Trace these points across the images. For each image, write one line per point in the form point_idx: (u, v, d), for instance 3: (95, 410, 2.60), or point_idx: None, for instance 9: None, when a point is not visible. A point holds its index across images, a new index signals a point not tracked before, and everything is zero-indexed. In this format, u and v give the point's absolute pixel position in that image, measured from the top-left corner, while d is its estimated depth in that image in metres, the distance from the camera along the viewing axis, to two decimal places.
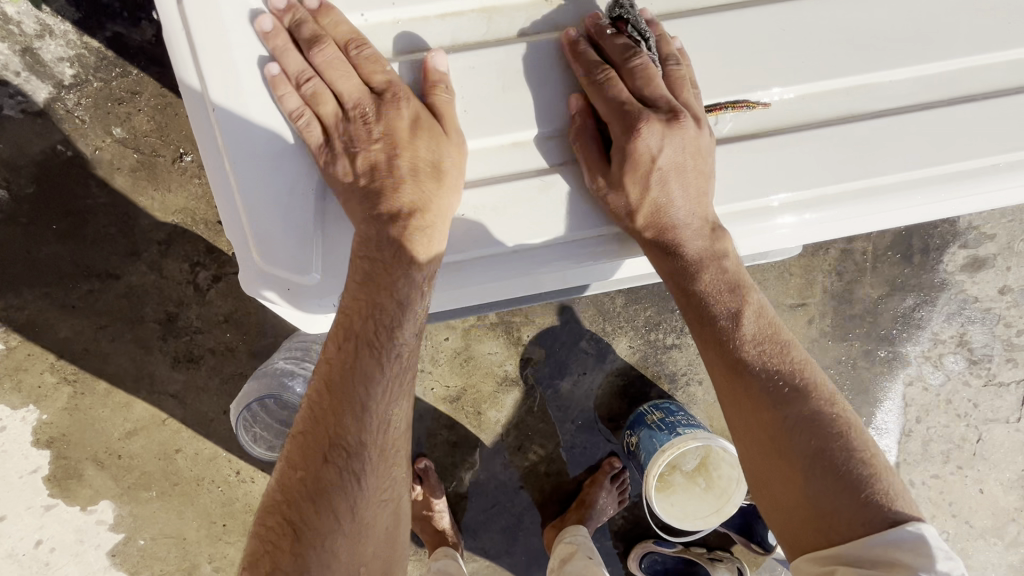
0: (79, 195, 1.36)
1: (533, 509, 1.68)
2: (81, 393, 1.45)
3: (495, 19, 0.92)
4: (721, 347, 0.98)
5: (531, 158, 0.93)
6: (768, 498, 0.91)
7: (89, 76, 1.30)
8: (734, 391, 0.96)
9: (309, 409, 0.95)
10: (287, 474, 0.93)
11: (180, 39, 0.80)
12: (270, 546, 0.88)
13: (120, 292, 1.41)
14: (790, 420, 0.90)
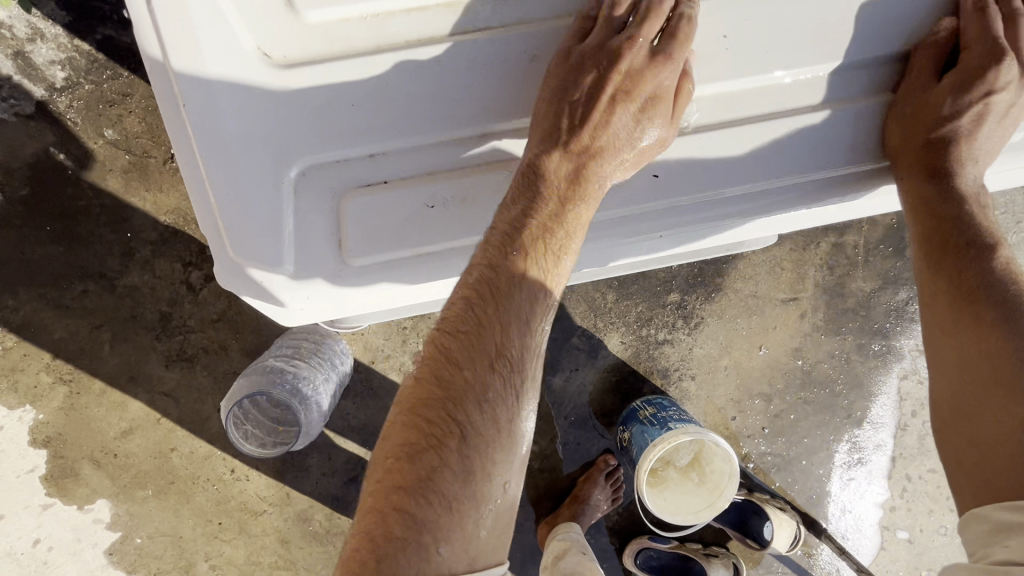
0: (72, 197, 1.37)
1: (527, 505, 1.68)
2: (77, 393, 1.46)
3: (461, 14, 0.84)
4: (955, 276, 0.93)
5: (499, 151, 0.89)
6: (971, 437, 0.85)
7: (81, 79, 1.32)
8: (969, 321, 0.90)
9: (463, 313, 0.84)
10: (425, 381, 0.82)
11: (148, 30, 0.78)
12: (386, 487, 0.77)
13: (113, 292, 1.43)
14: (1022, 351, 0.83)
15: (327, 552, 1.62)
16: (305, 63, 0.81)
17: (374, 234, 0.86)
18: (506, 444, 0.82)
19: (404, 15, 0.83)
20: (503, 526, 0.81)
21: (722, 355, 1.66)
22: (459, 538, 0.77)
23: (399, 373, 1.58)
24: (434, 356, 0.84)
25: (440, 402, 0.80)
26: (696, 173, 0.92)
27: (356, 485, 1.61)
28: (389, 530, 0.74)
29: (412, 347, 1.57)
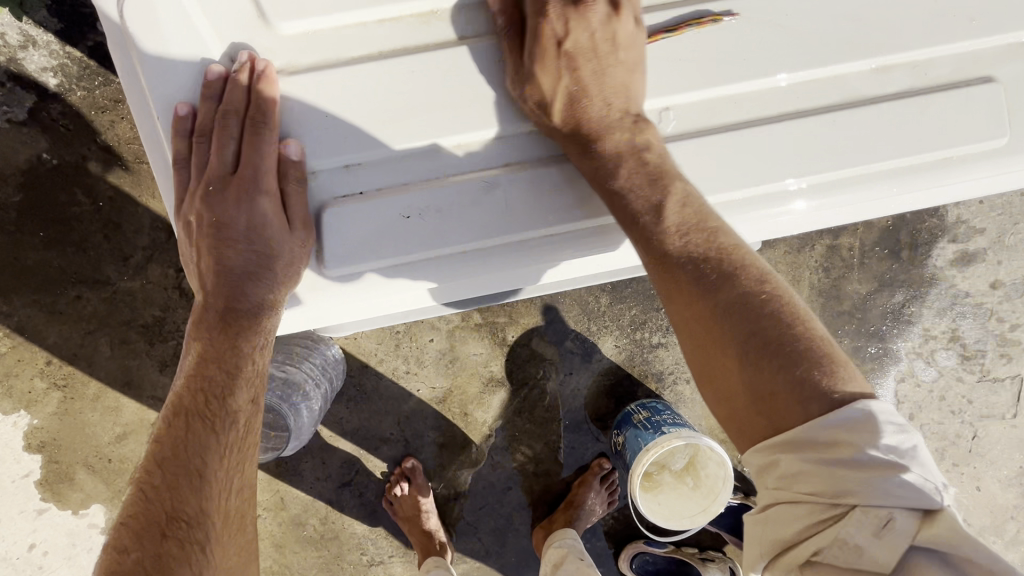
0: (65, 203, 1.38)
1: (523, 510, 1.67)
2: (71, 398, 1.47)
3: (433, 23, 0.84)
4: (648, 239, 0.84)
5: (477, 157, 0.86)
6: (724, 402, 0.76)
7: (72, 85, 1.32)
8: (669, 283, 0.83)
9: (193, 389, 0.90)
10: (156, 452, 0.87)
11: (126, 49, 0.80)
12: (151, 514, 0.82)
13: (106, 297, 1.43)
14: (723, 303, 0.78)
15: (322, 556, 1.63)
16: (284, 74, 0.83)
17: (353, 246, 0.84)
18: (242, 447, 0.91)
19: (377, 25, 0.83)
20: (248, 513, 0.90)
21: None
22: (226, 528, 0.86)
23: (392, 377, 1.57)
24: (187, 375, 0.92)
25: (187, 416, 0.89)
26: (677, 177, 0.87)
27: (350, 489, 1.62)
28: (163, 531, 0.81)
29: (405, 351, 1.57)
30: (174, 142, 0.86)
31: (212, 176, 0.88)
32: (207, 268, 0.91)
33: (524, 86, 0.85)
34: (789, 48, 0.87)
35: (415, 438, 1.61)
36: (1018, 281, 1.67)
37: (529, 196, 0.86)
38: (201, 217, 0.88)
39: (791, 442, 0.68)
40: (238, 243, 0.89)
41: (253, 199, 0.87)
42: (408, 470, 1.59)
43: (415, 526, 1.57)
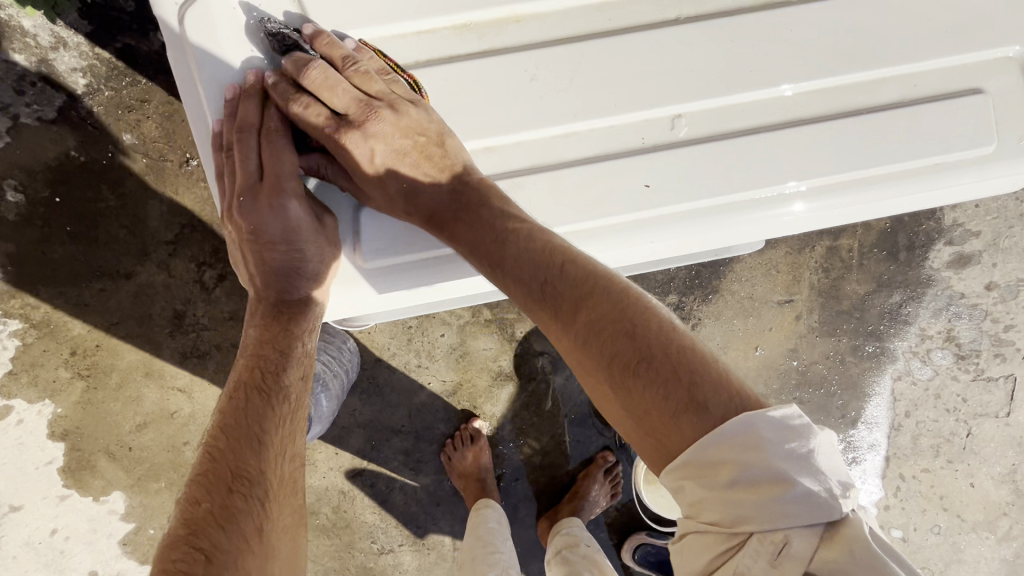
0: (92, 199, 1.43)
1: (529, 501, 1.72)
2: (94, 387, 1.52)
3: (467, 35, 0.91)
4: (521, 279, 0.87)
5: (502, 161, 0.93)
6: (611, 415, 0.79)
7: (101, 85, 1.37)
8: (541, 322, 0.86)
9: (254, 365, 0.94)
10: (220, 420, 0.89)
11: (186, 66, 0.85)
12: (216, 474, 0.84)
13: (129, 290, 1.48)
14: (588, 330, 0.80)
15: (334, 544, 1.68)
16: None
17: (387, 240, 0.91)
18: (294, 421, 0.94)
19: (416, 37, 0.90)
20: (301, 480, 0.92)
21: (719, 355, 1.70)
22: (283, 488, 0.87)
23: (404, 371, 1.62)
24: (243, 356, 0.96)
25: (245, 389, 0.92)
26: (687, 179, 0.91)
27: (362, 480, 1.66)
28: (228, 486, 0.83)
29: (417, 346, 1.62)
30: (215, 156, 0.90)
31: (243, 185, 0.88)
32: (256, 263, 0.95)
33: (554, 91, 0.90)
34: (792, 58, 0.93)
35: (425, 430, 1.67)
36: (1013, 283, 1.71)
37: (554, 192, 0.91)
38: (240, 222, 0.90)
39: (693, 467, 0.68)
40: (277, 244, 0.91)
41: (283, 203, 0.87)
42: (473, 432, 1.64)
43: (473, 484, 1.61)
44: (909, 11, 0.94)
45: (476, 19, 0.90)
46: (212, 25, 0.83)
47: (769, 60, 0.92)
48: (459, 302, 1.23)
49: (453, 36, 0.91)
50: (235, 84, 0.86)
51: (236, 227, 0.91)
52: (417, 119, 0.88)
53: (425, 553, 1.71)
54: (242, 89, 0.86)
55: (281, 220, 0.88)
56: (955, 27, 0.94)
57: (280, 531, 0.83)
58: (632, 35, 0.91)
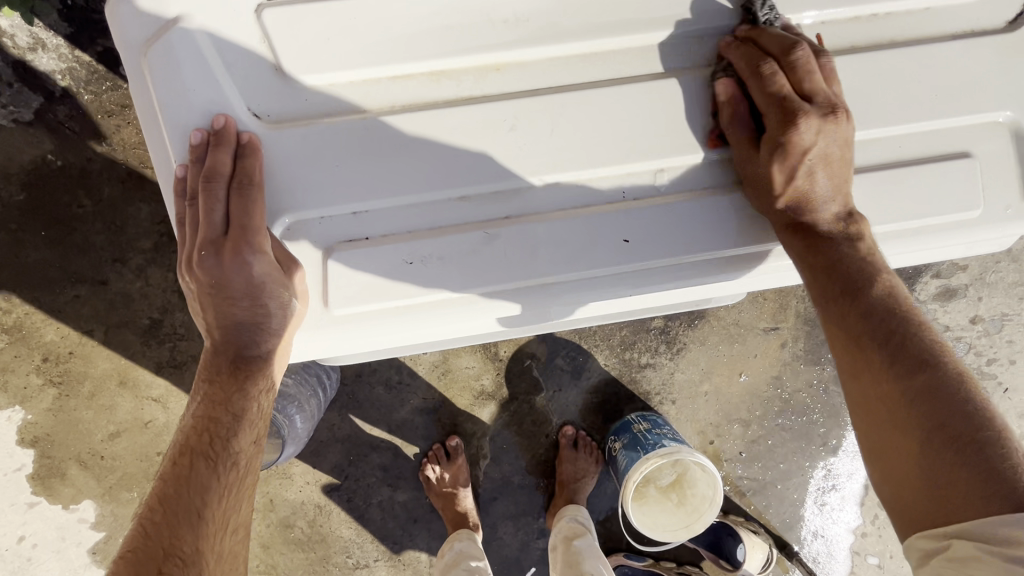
0: (68, 204, 1.39)
1: (507, 520, 1.71)
2: (66, 395, 1.49)
3: (442, 81, 0.88)
4: (864, 317, 0.88)
5: (478, 210, 0.90)
6: (890, 468, 0.81)
7: (80, 89, 1.34)
8: (863, 361, 0.86)
9: (200, 428, 0.90)
10: (159, 492, 0.86)
11: (153, 113, 0.85)
12: (147, 552, 0.79)
13: (104, 298, 1.45)
14: (930, 388, 0.80)
15: (308, 557, 1.66)
16: (290, 124, 0.86)
17: (354, 289, 0.87)
18: (239, 489, 0.91)
19: (390, 82, 0.87)
20: (239, 556, 0.89)
21: (703, 380, 1.69)
22: (220, 566, 0.84)
23: (385, 387, 1.60)
24: (194, 417, 0.92)
25: (192, 455, 0.88)
26: (660, 239, 0.91)
27: (338, 494, 1.64)
28: (158, 566, 0.78)
29: (399, 362, 1.60)
30: (177, 205, 0.88)
31: (205, 239, 0.85)
32: (213, 318, 0.91)
33: (536, 140, 0.89)
34: (780, 106, 0.91)
35: (405, 447, 1.65)
36: (997, 318, 1.72)
37: (524, 248, 0.90)
38: (200, 277, 0.86)
39: (968, 532, 0.69)
40: (238, 300, 0.87)
41: (246, 258, 0.83)
42: (451, 449, 1.63)
43: (450, 504, 1.61)
44: (901, 60, 0.92)
45: (454, 66, 0.87)
46: (179, 74, 0.82)
47: (757, 106, 0.91)
48: (434, 345, 1.21)
49: (428, 83, 0.88)
50: (202, 128, 0.85)
51: (195, 281, 0.88)
52: (844, 133, 0.88)
53: (400, 569, 1.69)
54: (209, 134, 0.84)
55: (242, 276, 0.84)
56: (946, 79, 0.93)
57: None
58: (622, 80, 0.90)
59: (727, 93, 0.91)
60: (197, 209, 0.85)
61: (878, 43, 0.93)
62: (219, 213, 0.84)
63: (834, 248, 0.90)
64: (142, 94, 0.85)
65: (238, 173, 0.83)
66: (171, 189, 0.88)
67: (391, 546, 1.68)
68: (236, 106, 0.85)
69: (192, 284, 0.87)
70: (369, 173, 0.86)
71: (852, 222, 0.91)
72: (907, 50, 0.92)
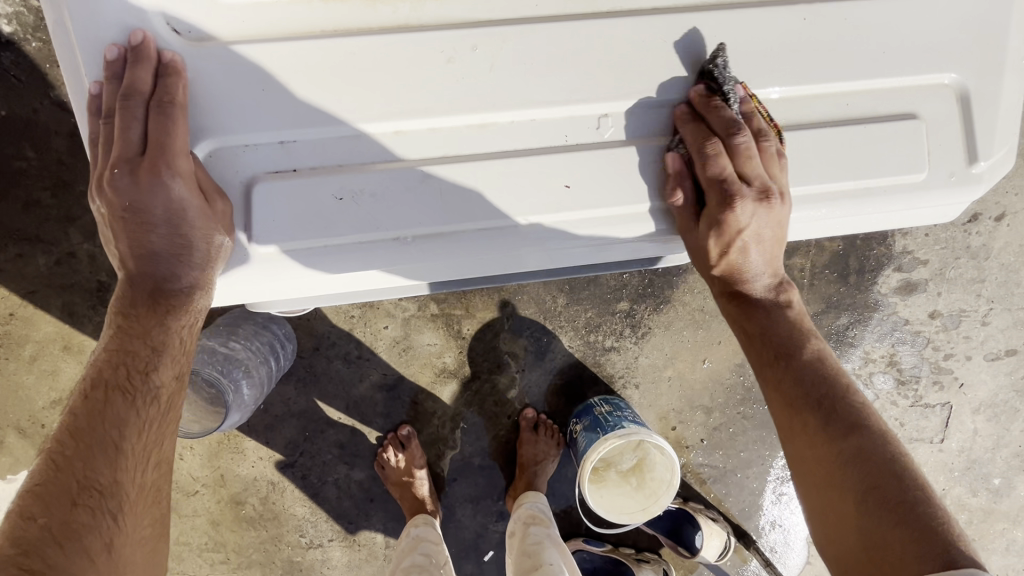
0: (12, 156, 1.33)
1: (465, 502, 1.69)
2: (6, 358, 1.43)
3: (377, 6, 0.85)
4: (799, 383, 0.95)
5: (425, 145, 0.88)
6: (839, 533, 0.84)
7: (28, 36, 1.27)
8: (801, 425, 0.93)
9: (116, 361, 0.85)
10: (67, 427, 0.80)
11: (64, 28, 0.81)
12: (56, 487, 0.75)
13: (48, 258, 1.38)
14: (847, 453, 0.87)
15: (260, 536, 1.62)
16: (214, 42, 0.83)
17: (279, 223, 0.85)
18: (161, 424, 0.87)
19: (322, 6, 0.84)
20: (163, 490, 0.86)
21: (666, 365, 1.69)
22: (139, 501, 0.81)
23: (344, 361, 1.57)
24: (106, 351, 0.86)
25: (106, 388, 0.83)
26: (609, 187, 0.91)
27: (292, 471, 1.60)
28: (71, 499, 0.74)
29: (359, 336, 1.56)
30: (91, 122, 0.84)
31: (120, 157, 0.81)
32: (130, 243, 0.86)
33: (480, 72, 0.87)
34: (738, 72, 0.92)
35: (362, 424, 1.61)
36: (955, 314, 1.74)
37: (463, 189, 0.87)
38: (113, 200, 0.82)
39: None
40: (157, 227, 0.84)
41: (164, 181, 0.80)
42: (403, 438, 1.59)
43: (407, 491, 1.58)
44: (857, 27, 0.93)
45: None
46: None
47: (716, 71, 0.91)
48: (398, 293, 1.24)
49: (361, 9, 0.85)
50: (119, 44, 0.81)
51: (106, 203, 0.83)
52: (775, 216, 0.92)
53: (355, 550, 1.66)
54: (126, 49, 0.81)
55: (158, 198, 0.81)
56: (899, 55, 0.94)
57: (134, 547, 0.78)
58: (581, 29, 0.88)
59: (688, 59, 0.90)
60: (112, 127, 0.82)
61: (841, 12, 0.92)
62: (137, 131, 0.81)
63: (766, 309, 1.02)
64: (53, 8, 0.81)
65: (158, 91, 0.80)
66: (85, 105, 0.85)
67: (345, 526, 1.65)
68: (156, 21, 0.81)
69: (104, 207, 0.83)
70: (297, 99, 0.84)
71: (783, 291, 1.03)
72: (865, 14, 0.92)
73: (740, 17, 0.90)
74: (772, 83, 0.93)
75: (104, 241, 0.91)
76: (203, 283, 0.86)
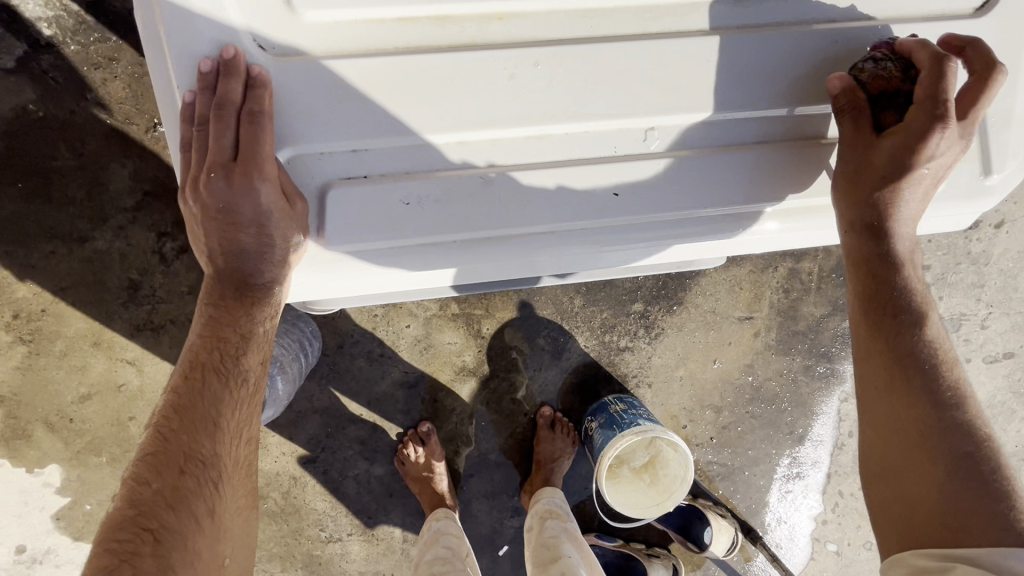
0: (48, 156, 1.36)
1: (482, 497, 1.73)
2: (36, 353, 1.45)
3: (447, 26, 0.88)
4: (914, 346, 0.93)
5: (478, 155, 0.91)
6: (914, 494, 0.87)
7: (67, 38, 1.30)
8: (901, 385, 0.92)
9: (210, 345, 0.92)
10: (172, 403, 0.88)
11: (157, 44, 0.86)
12: (167, 454, 0.83)
13: (81, 255, 1.41)
14: (946, 424, 0.88)
15: (280, 529, 1.66)
16: (295, 57, 0.85)
17: (352, 228, 0.89)
18: (250, 405, 0.94)
19: (395, 23, 0.86)
20: (252, 464, 0.94)
21: (678, 365, 1.74)
22: (235, 473, 0.89)
23: (366, 359, 1.61)
24: (200, 335, 0.93)
25: (203, 370, 0.90)
26: (648, 195, 0.96)
27: (313, 466, 1.64)
28: (181, 468, 0.82)
29: (382, 335, 1.60)
30: (183, 127, 0.88)
31: (214, 162, 0.85)
32: (220, 242, 0.91)
33: (538, 89, 0.90)
34: (765, 87, 0.96)
35: (383, 421, 1.65)
36: (955, 317, 1.81)
37: (520, 197, 0.93)
38: (207, 202, 0.86)
39: (987, 564, 0.76)
40: (245, 227, 0.88)
41: (254, 185, 0.84)
42: (423, 434, 1.63)
43: (427, 487, 1.62)
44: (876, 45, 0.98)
45: (458, 12, 0.87)
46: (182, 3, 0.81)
47: (742, 93, 0.96)
48: (422, 293, 1.31)
49: (432, 27, 0.87)
50: (212, 57, 0.84)
51: (199, 206, 0.87)
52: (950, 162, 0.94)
53: (373, 544, 1.70)
54: (219, 63, 0.83)
55: (249, 201, 0.85)
56: None
57: (231, 514, 0.86)
58: (619, 45, 0.91)
59: (721, 73, 0.95)
60: (206, 133, 0.86)
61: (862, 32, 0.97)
62: (229, 138, 0.85)
63: (896, 261, 0.97)
64: (149, 26, 0.86)
65: (249, 101, 0.83)
66: (177, 112, 0.88)
67: (364, 521, 1.68)
68: (243, 37, 0.84)
69: (198, 208, 0.87)
70: (372, 111, 0.86)
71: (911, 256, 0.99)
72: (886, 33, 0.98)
73: (757, 29, 0.95)
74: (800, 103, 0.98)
75: (190, 236, 0.96)
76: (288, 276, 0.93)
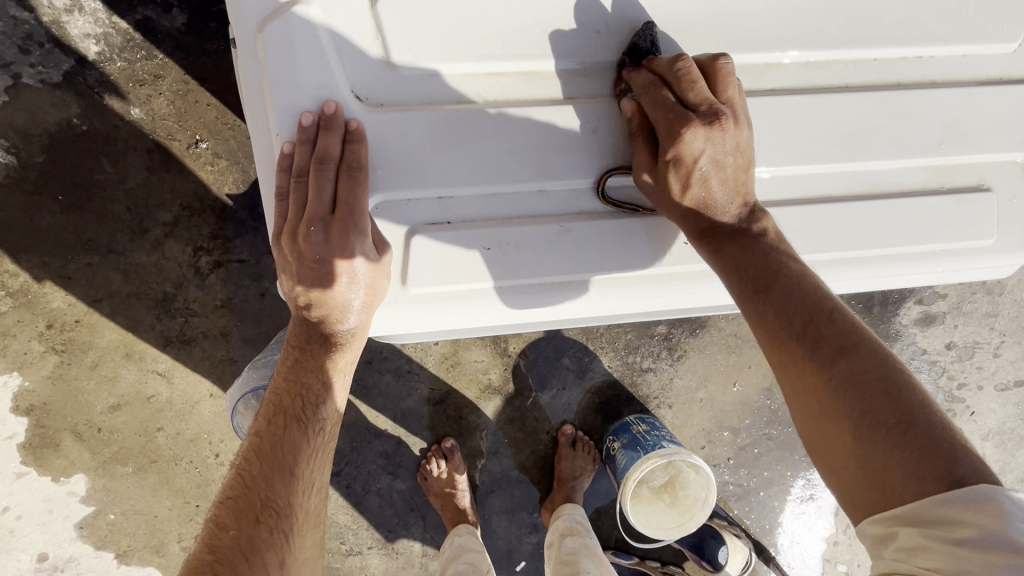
0: (89, 169, 1.37)
1: (503, 513, 1.74)
2: (68, 363, 1.46)
3: (534, 81, 0.99)
4: (785, 313, 0.89)
5: (552, 206, 1.01)
6: (834, 464, 0.79)
7: (114, 55, 1.33)
8: (788, 358, 0.88)
9: (292, 392, 1.01)
10: (252, 450, 0.97)
11: (261, 96, 0.92)
12: (245, 503, 0.91)
13: (117, 268, 1.42)
14: (833, 382, 0.81)
15: None
16: (392, 108, 0.94)
17: (434, 270, 0.97)
18: (322, 452, 1.02)
19: (486, 78, 0.97)
20: (320, 514, 1.00)
21: (699, 387, 1.77)
22: (304, 523, 0.95)
23: (394, 375, 1.63)
24: (282, 382, 1.03)
25: (285, 417, 1.00)
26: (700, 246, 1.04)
27: (338, 479, 1.65)
28: (256, 517, 0.89)
29: (410, 352, 1.62)
30: (280, 179, 0.94)
31: (312, 216, 0.91)
32: (312, 288, 0.98)
33: (609, 149, 1.01)
34: (798, 138, 1.03)
35: (408, 436, 1.67)
36: (969, 345, 1.84)
37: (592, 242, 1.01)
38: (303, 252, 0.93)
39: (914, 518, 0.68)
40: (334, 279, 0.95)
41: (349, 239, 0.91)
42: (446, 450, 1.65)
43: (450, 501, 1.64)
44: (901, 105, 1.05)
45: (546, 68, 0.98)
46: (292, 59, 0.88)
47: (775, 143, 1.02)
48: (441, 336, 1.25)
49: (520, 81, 0.98)
50: (311, 111, 0.91)
51: (296, 253, 0.94)
52: (735, 144, 0.95)
53: (393, 558, 1.70)
54: (320, 117, 0.90)
55: (344, 256, 0.91)
56: (950, 128, 1.07)
57: (299, 565, 0.90)
58: None
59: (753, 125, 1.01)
60: (304, 187, 0.92)
61: (888, 87, 1.05)
62: (327, 192, 0.91)
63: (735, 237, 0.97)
64: (252, 81, 0.92)
65: (347, 157, 0.91)
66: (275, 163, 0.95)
67: (386, 535, 1.69)
68: (342, 91, 0.92)
69: (293, 258, 0.95)
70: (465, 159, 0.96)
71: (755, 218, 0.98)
72: (910, 91, 1.05)
73: (779, 88, 1.03)
74: (842, 151, 1.04)
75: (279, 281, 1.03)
76: (363, 328, 1.01)
